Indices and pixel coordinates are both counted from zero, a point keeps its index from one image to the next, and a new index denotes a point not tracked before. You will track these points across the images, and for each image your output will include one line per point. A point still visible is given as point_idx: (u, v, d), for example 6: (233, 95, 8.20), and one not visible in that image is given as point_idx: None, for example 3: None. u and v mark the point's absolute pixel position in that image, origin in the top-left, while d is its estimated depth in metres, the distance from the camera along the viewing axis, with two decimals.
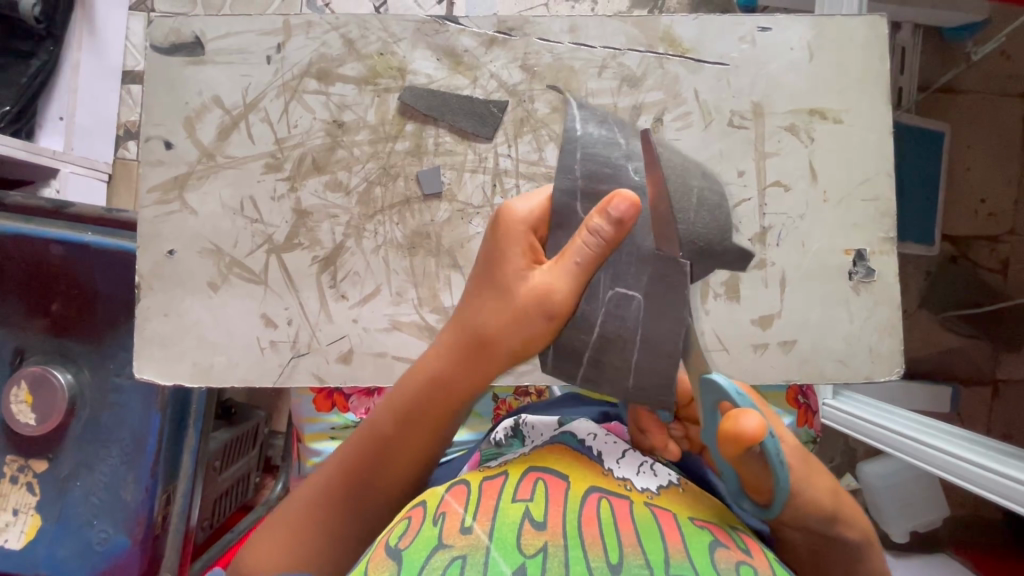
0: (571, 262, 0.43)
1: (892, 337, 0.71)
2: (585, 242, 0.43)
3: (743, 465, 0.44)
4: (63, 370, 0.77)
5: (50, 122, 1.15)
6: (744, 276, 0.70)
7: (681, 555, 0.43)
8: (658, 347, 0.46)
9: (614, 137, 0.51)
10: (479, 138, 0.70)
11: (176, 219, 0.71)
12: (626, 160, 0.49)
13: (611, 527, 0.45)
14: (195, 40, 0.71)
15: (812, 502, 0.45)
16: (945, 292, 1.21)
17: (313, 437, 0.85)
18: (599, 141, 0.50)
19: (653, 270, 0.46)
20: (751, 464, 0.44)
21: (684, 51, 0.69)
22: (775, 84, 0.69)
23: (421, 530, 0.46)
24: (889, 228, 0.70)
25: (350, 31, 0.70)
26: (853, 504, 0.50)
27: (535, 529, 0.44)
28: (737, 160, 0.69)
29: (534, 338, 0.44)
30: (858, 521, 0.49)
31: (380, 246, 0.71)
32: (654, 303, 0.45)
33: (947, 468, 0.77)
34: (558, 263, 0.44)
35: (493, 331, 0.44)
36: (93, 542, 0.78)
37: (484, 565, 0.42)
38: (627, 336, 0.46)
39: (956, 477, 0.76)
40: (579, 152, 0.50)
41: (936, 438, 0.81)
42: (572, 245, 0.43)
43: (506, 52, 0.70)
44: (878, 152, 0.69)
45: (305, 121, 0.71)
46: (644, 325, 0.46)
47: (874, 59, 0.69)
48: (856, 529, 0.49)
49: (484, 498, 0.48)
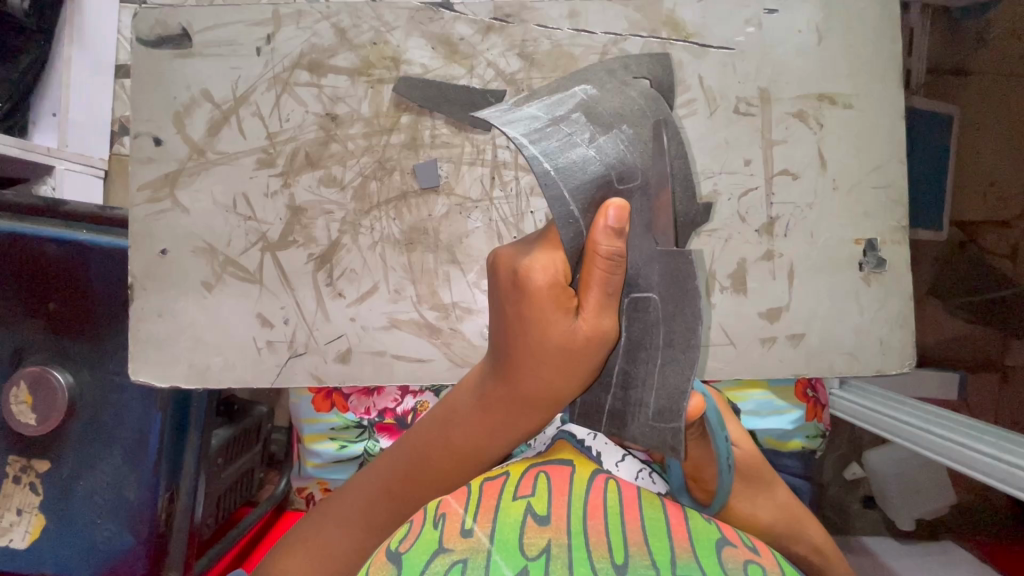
0: (608, 295, 0.46)
1: (902, 328, 0.69)
2: (611, 272, 0.45)
3: (704, 461, 0.58)
4: (62, 370, 0.75)
5: (43, 119, 1.15)
6: (751, 268, 0.68)
7: (687, 556, 0.48)
8: (673, 341, 0.46)
9: (575, 148, 0.48)
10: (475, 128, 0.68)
11: (168, 217, 0.70)
12: (611, 166, 0.48)
13: (616, 526, 0.51)
14: (183, 32, 0.68)
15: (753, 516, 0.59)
16: (954, 278, 1.19)
17: (312, 438, 0.85)
18: (573, 163, 0.47)
19: (662, 267, 0.47)
20: (705, 463, 0.58)
21: (688, 36, 0.67)
22: (782, 69, 0.67)
23: (422, 534, 0.52)
24: (901, 217, 0.68)
25: (342, 20, 0.68)
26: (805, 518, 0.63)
27: (538, 527, 0.50)
28: (743, 148, 0.67)
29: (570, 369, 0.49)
30: (805, 535, 0.61)
31: (376, 242, 0.70)
32: (669, 305, 0.47)
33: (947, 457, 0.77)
34: (596, 300, 0.46)
35: (554, 376, 0.49)
36: (98, 543, 0.77)
37: (485, 567, 0.47)
38: (648, 332, 0.48)
39: (957, 464, 0.75)
40: (563, 179, 0.46)
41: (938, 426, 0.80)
42: (601, 278, 0.45)
43: (503, 40, 0.67)
44: (890, 138, 0.67)
45: (297, 115, 0.69)
46: (659, 322, 0.47)
47: (886, 41, 0.67)
48: (803, 542, 0.61)
49: (485, 499, 0.54)
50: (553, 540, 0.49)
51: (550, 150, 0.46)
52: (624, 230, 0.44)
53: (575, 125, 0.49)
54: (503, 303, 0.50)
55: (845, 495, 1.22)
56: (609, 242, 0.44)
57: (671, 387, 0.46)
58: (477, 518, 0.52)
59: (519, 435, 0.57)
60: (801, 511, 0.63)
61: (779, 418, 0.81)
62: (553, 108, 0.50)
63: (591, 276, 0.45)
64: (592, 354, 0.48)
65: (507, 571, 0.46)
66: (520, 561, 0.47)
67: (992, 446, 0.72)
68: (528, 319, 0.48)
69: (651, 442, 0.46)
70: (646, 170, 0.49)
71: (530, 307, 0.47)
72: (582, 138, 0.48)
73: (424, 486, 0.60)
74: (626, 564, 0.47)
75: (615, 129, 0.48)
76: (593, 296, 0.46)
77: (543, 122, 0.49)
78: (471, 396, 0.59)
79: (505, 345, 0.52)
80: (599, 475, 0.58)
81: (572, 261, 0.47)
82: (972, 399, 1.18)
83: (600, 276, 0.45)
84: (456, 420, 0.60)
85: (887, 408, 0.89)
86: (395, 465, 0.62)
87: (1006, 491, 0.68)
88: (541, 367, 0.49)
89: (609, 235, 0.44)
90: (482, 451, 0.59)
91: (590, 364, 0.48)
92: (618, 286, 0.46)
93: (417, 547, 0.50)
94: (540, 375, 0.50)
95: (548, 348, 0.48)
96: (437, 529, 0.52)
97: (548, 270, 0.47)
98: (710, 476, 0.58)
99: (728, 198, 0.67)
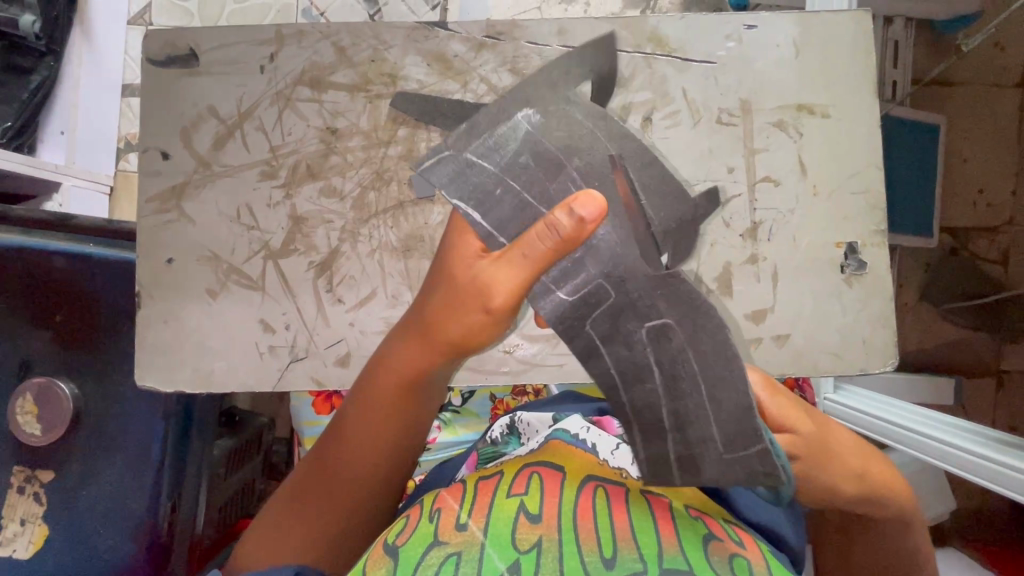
0: (519, 257, 0.49)
1: (885, 328, 0.71)
2: (544, 238, 0.48)
3: None
4: (67, 381, 0.78)
5: (51, 136, 1.19)
6: (737, 271, 0.70)
7: (675, 550, 0.51)
8: (712, 356, 0.47)
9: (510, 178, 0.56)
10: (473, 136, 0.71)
11: (174, 228, 0.73)
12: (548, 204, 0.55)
13: (606, 521, 0.53)
14: (190, 52, 0.72)
15: (830, 488, 0.53)
16: (946, 283, 1.21)
17: (313, 440, 0.89)
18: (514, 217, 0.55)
19: (665, 295, 0.48)
20: None
21: (671, 51, 0.70)
22: (762, 80, 0.70)
23: (418, 528, 0.55)
24: (880, 221, 0.70)
25: (341, 39, 0.71)
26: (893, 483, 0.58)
27: (530, 524, 0.53)
28: (726, 156, 0.70)
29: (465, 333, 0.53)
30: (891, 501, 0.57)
31: (375, 249, 0.72)
32: (694, 333, 0.47)
33: (944, 457, 0.79)
34: (512, 253, 0.49)
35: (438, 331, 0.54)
36: (100, 551, 0.79)
37: (478, 559, 0.50)
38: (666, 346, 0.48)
39: (958, 469, 0.77)
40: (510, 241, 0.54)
41: (937, 431, 0.82)
42: (529, 240, 0.49)
43: (495, 56, 0.71)
44: (866, 145, 0.70)
45: (299, 129, 0.72)
46: (694, 333, 0.47)
47: (860, 54, 0.70)
48: (891, 506, 0.57)
49: (478, 498, 0.57)
50: (544, 536, 0.52)
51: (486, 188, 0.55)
52: (587, 224, 0.47)
53: (511, 157, 0.57)
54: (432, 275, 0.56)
55: None
56: (563, 220, 0.47)
57: (729, 415, 0.46)
58: (472, 514, 0.55)
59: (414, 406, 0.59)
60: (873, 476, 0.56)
61: None
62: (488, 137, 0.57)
63: (525, 236, 0.49)
64: (483, 309, 0.51)
65: (500, 564, 0.50)
66: (513, 554, 0.50)
67: (981, 446, 0.74)
68: (444, 271, 0.54)
69: (738, 478, 0.45)
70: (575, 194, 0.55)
71: (452, 258, 0.54)
72: (514, 166, 0.56)
73: (332, 472, 0.59)
74: (614, 558, 0.50)
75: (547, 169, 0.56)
76: (494, 263, 0.51)
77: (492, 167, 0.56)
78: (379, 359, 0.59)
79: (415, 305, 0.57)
80: (591, 476, 0.59)
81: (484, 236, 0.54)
82: (966, 402, 1.20)
83: (531, 238, 0.49)
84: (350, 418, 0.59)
85: (878, 411, 0.90)
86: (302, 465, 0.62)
87: (1000, 491, 0.71)
88: (432, 324, 0.54)
89: (567, 214, 0.47)
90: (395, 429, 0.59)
91: (470, 319, 0.52)
92: (536, 253, 0.49)
93: (413, 540, 0.54)
94: (413, 338, 0.56)
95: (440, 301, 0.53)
96: (433, 523, 0.56)
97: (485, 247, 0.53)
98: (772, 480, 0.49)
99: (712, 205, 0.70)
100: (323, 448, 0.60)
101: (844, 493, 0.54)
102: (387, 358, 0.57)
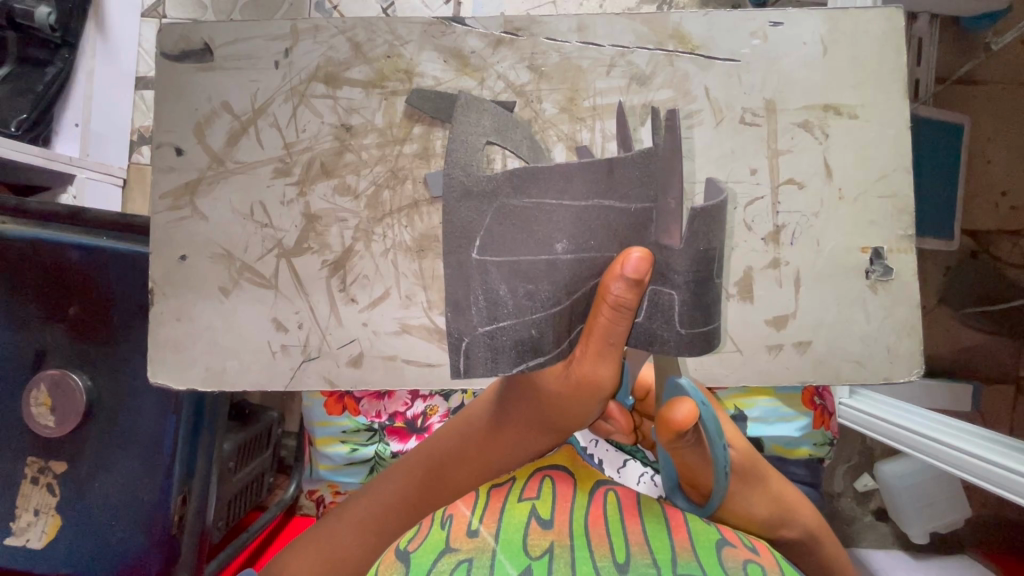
0: (609, 345, 0.52)
1: (911, 337, 0.69)
2: (619, 319, 0.51)
3: (698, 470, 0.58)
4: (80, 374, 0.78)
5: (66, 129, 1.16)
6: (757, 276, 0.69)
7: (689, 556, 0.55)
8: (710, 261, 0.56)
9: (530, 313, 0.54)
10: (470, 168, 0.56)
11: (188, 224, 0.72)
12: (565, 242, 0.54)
13: (618, 528, 0.58)
14: (205, 47, 0.71)
15: (752, 515, 0.62)
16: (967, 288, 1.19)
17: (325, 440, 1.00)
18: (537, 264, 0.54)
19: (694, 266, 0.55)
20: (701, 471, 0.58)
21: (695, 48, 0.68)
22: (789, 80, 0.68)
23: (428, 535, 0.59)
24: (907, 226, 0.68)
25: (357, 34, 0.70)
26: (798, 505, 0.67)
27: (543, 531, 0.57)
28: (750, 157, 0.68)
29: (571, 416, 0.58)
30: (800, 522, 0.66)
31: (389, 249, 0.71)
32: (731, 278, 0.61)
33: (946, 461, 0.78)
34: (597, 347, 0.52)
35: (564, 421, 0.59)
36: (112, 543, 0.79)
37: (489, 565, 0.54)
38: (670, 324, 0.57)
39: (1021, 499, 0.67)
40: (542, 321, 0.55)
41: (977, 448, 0.74)
42: (608, 326, 0.52)
43: (513, 52, 0.69)
44: (894, 148, 0.68)
45: (313, 125, 0.71)
46: (682, 275, 0.55)
47: (890, 51, 0.68)
48: (799, 528, 0.65)
49: (491, 502, 0.62)
50: (555, 542, 0.56)
51: (523, 339, 0.55)
52: (634, 278, 0.50)
53: (544, 243, 0.54)
54: (528, 390, 0.61)
55: (855, 506, 1.22)
56: (622, 292, 0.50)
57: (716, 319, 0.59)
58: (482, 520, 0.60)
59: (517, 466, 0.67)
60: (790, 499, 0.67)
61: (787, 424, 0.99)
62: (501, 209, 0.54)
63: (602, 323, 0.52)
64: (599, 401, 0.55)
65: (512, 568, 0.53)
66: (525, 560, 0.54)
67: (989, 451, 0.73)
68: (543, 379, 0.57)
69: (761, 353, 0.69)
70: (606, 236, 0.53)
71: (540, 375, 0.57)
72: (551, 254, 0.54)
73: (416, 507, 0.67)
74: (628, 563, 0.53)
75: (572, 215, 0.53)
76: (595, 343, 0.52)
77: (502, 259, 0.54)
78: (471, 431, 0.67)
79: (503, 401, 0.65)
80: (599, 488, 0.65)
81: (509, 325, 0.55)
82: (985, 410, 1.18)
83: (609, 321, 0.51)
84: (459, 455, 0.67)
85: (878, 411, 0.91)
86: (382, 495, 0.68)
87: None
88: (546, 415, 0.60)
89: (623, 284, 0.50)
90: (490, 479, 0.67)
91: (587, 410, 0.57)
92: (620, 336, 0.52)
93: (424, 547, 0.57)
94: (536, 412, 0.61)
95: (551, 397, 0.57)
96: (444, 530, 0.59)
97: (595, 328, 0.52)
98: (707, 481, 0.58)
99: (734, 207, 0.68)
100: (409, 486, 0.68)
101: (758, 519, 0.63)
102: (482, 428, 0.66)
